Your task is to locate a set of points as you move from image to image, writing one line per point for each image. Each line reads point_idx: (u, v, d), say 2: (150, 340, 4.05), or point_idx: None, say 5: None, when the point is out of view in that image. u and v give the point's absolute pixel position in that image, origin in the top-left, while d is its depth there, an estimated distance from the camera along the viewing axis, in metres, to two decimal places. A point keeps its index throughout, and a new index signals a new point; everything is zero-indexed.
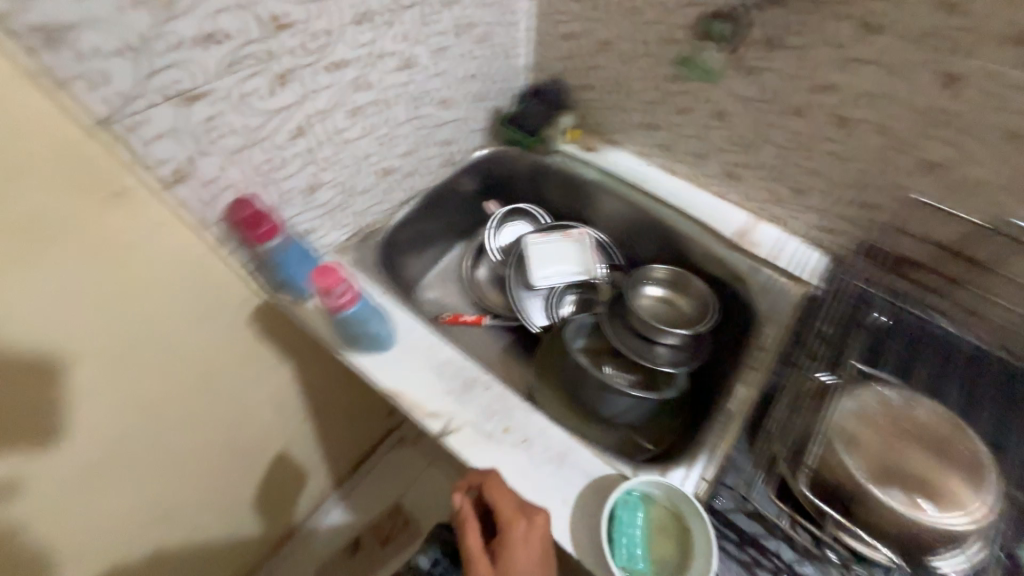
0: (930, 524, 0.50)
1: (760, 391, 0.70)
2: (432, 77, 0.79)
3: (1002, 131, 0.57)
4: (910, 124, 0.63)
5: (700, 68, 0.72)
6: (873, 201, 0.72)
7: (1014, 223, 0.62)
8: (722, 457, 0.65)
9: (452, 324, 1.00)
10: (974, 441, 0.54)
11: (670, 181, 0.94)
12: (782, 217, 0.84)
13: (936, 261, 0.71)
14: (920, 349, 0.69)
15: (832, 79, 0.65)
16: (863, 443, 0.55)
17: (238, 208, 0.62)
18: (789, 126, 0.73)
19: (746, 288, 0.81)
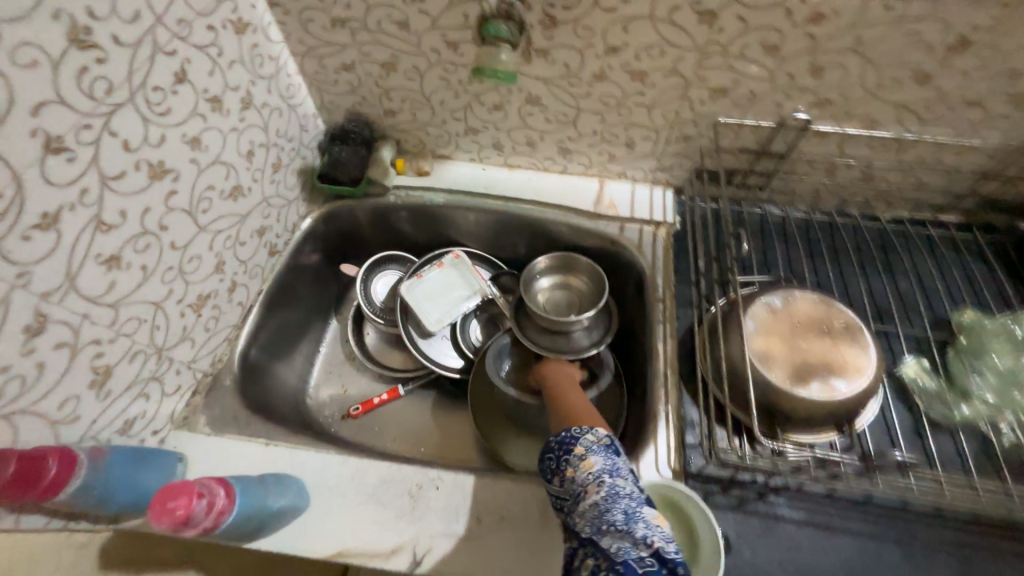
0: (847, 398, 0.56)
1: (678, 338, 0.73)
2: (207, 171, 0.62)
3: (765, 47, 0.63)
4: (696, 61, 0.66)
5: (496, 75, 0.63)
6: (690, 134, 0.77)
7: (797, 117, 0.70)
8: (676, 417, 0.66)
9: (368, 410, 0.88)
10: (844, 312, 0.62)
11: (515, 175, 0.91)
12: (621, 171, 0.87)
13: (754, 164, 0.79)
14: (767, 236, 0.82)
15: (618, 40, 0.65)
16: (774, 354, 0.59)
17: None
18: (598, 93, 0.73)
19: (626, 250, 0.83)
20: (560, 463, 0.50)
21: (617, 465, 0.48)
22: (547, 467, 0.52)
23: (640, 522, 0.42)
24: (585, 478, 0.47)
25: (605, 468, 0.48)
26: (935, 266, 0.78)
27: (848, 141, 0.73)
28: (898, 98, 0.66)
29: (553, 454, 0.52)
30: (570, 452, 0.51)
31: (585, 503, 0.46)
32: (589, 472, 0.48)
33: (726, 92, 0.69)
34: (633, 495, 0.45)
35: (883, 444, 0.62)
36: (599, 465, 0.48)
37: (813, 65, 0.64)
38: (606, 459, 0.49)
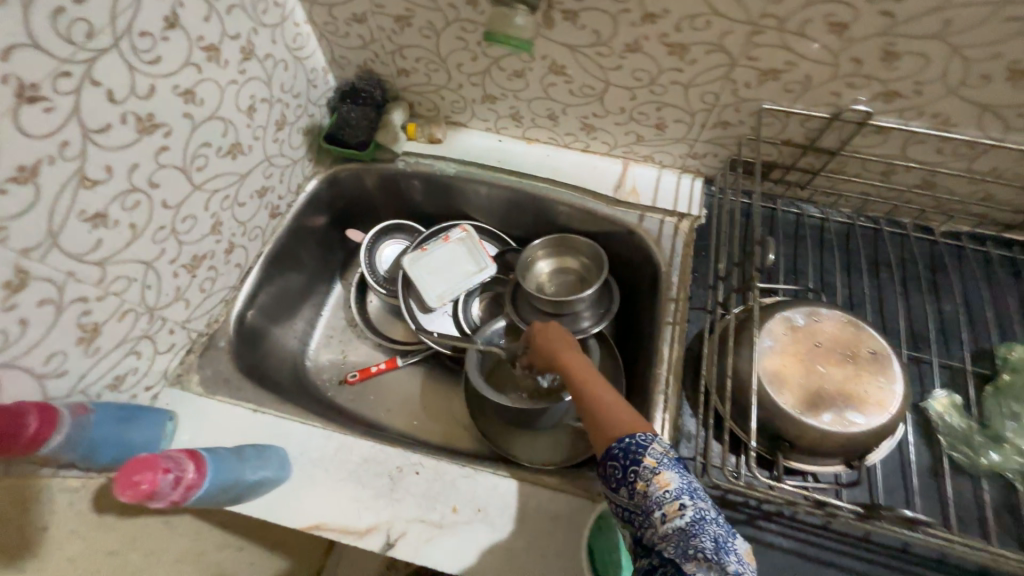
0: (861, 432, 0.52)
1: (686, 343, 0.68)
2: (203, 127, 0.59)
3: (831, 25, 0.54)
4: (746, 36, 0.57)
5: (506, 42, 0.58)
6: (730, 121, 0.69)
7: (856, 110, 0.61)
8: (672, 426, 0.63)
9: (365, 379, 0.88)
10: (873, 338, 0.56)
11: (532, 149, 0.85)
12: (648, 155, 0.80)
13: (797, 160, 0.71)
14: (800, 241, 0.74)
15: (656, 7, 0.57)
16: (786, 376, 0.55)
17: None
18: (630, 67, 0.65)
19: (642, 242, 0.77)
20: (629, 475, 0.44)
21: (694, 483, 0.42)
22: (612, 474, 0.45)
23: (732, 555, 0.38)
24: (660, 498, 0.41)
25: (679, 487, 0.42)
26: (989, 292, 0.69)
27: (912, 142, 0.64)
28: (982, 97, 0.56)
29: (617, 462, 0.46)
30: (638, 462, 0.44)
31: (662, 526, 0.41)
32: (664, 490, 0.42)
33: (776, 75, 0.60)
34: (716, 520, 0.40)
35: (892, 481, 0.58)
36: (672, 483, 0.42)
37: (885, 50, 0.54)
38: (677, 474, 0.43)
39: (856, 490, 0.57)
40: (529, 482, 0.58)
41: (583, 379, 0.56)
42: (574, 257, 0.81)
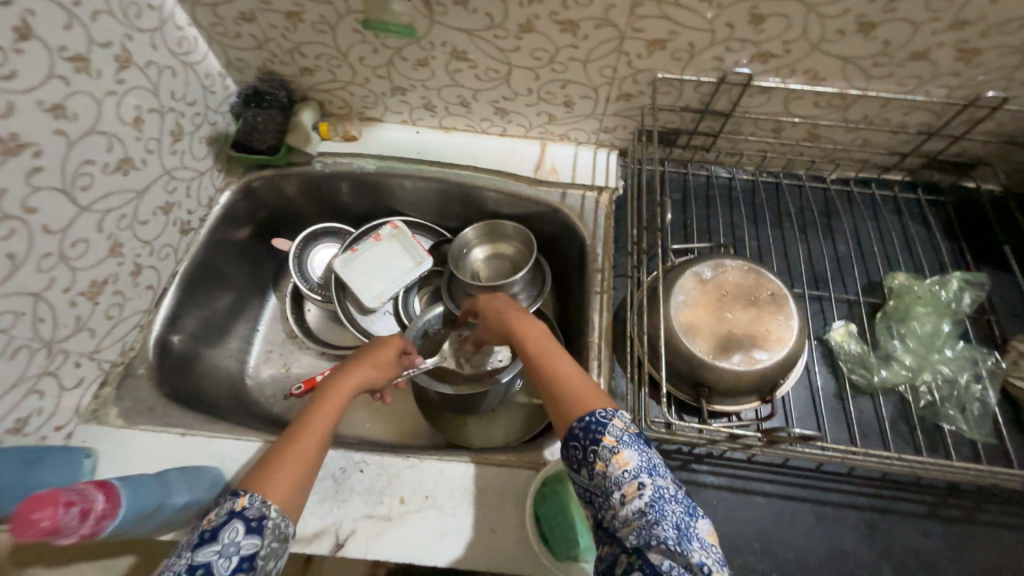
0: (768, 368, 0.56)
1: (614, 309, 0.71)
2: (82, 144, 0.55)
3: None
4: (629, 8, 0.60)
5: (382, 28, 0.63)
6: (630, 93, 0.72)
7: (739, 72, 0.65)
8: (608, 388, 0.66)
9: (310, 390, 0.85)
10: (773, 281, 0.61)
11: (451, 138, 0.85)
12: (563, 133, 0.82)
13: (697, 125, 0.75)
14: (710, 201, 0.79)
15: None
16: (698, 326, 0.58)
17: None
18: (527, 48, 0.67)
19: (567, 218, 0.80)
20: (589, 456, 0.43)
21: (654, 462, 0.42)
22: (573, 454, 0.45)
23: (695, 543, 0.38)
24: (620, 479, 0.41)
25: (640, 467, 0.42)
26: (875, 230, 0.77)
27: (793, 99, 0.69)
28: (841, 52, 0.61)
29: (578, 442, 0.44)
30: (597, 442, 0.43)
31: (623, 510, 0.40)
32: (624, 471, 0.41)
33: (662, 45, 0.64)
34: (676, 500, 0.40)
35: (804, 409, 0.63)
36: (632, 464, 0.42)
37: (752, 13, 0.58)
38: (638, 454, 0.42)
39: (773, 422, 0.62)
40: (473, 461, 0.60)
41: (540, 349, 0.54)
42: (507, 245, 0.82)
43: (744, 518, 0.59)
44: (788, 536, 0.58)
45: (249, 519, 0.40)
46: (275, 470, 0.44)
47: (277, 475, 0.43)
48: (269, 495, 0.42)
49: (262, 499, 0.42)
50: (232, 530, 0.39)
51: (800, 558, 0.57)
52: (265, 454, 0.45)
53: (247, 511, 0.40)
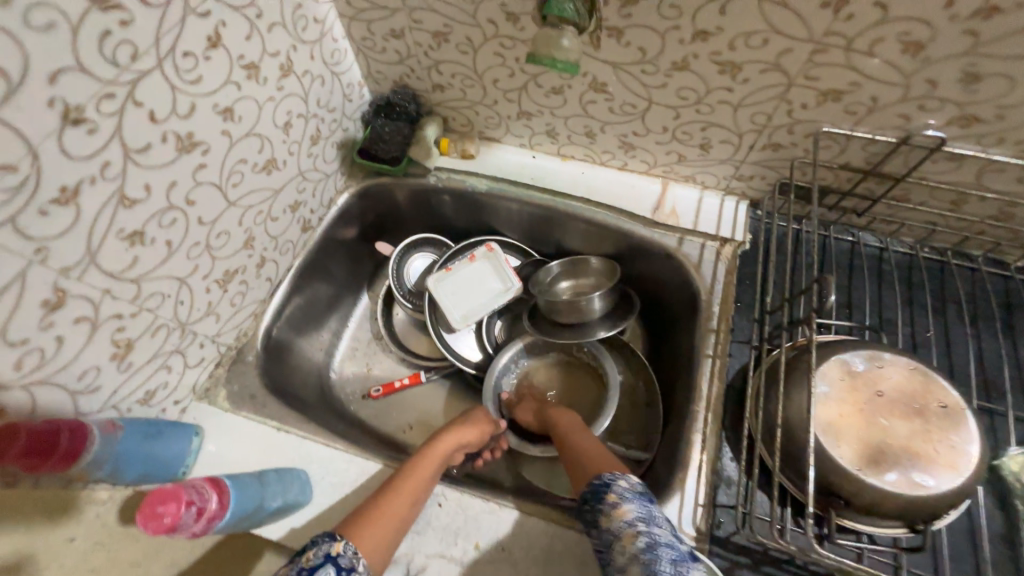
0: (930, 497, 0.47)
1: (726, 378, 0.64)
2: (241, 145, 0.59)
3: (906, 43, 0.49)
4: (808, 55, 0.53)
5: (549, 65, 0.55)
6: (781, 142, 0.64)
7: (932, 137, 0.56)
8: (712, 471, 0.58)
9: (387, 394, 0.86)
10: (946, 391, 0.51)
11: (566, 166, 0.82)
12: (688, 175, 0.76)
13: (855, 185, 0.65)
14: (854, 271, 0.69)
15: (707, 25, 0.54)
16: (843, 428, 0.50)
17: (26, 461, 0.43)
18: (675, 86, 0.62)
19: (681, 267, 0.73)
20: (593, 510, 0.49)
21: (653, 516, 0.46)
22: (584, 513, 0.50)
23: None
24: (619, 529, 0.45)
25: (637, 517, 0.46)
26: None
27: (989, 171, 0.58)
28: None
29: (589, 504, 0.50)
30: (602, 498, 0.49)
31: (625, 558, 0.44)
32: (623, 521, 0.46)
33: (837, 96, 0.56)
34: (673, 549, 0.43)
35: (961, 547, 0.52)
36: (631, 515, 0.46)
37: (966, 72, 0.49)
38: (637, 506, 0.47)
39: (917, 556, 0.52)
40: (556, 522, 0.55)
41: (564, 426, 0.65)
42: (588, 281, 0.81)
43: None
44: None
45: (341, 566, 0.45)
46: (368, 526, 0.49)
47: (369, 528, 0.49)
48: (360, 547, 0.47)
49: (354, 550, 0.47)
50: (326, 573, 0.44)
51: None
52: (362, 506, 0.51)
53: (339, 558, 0.45)
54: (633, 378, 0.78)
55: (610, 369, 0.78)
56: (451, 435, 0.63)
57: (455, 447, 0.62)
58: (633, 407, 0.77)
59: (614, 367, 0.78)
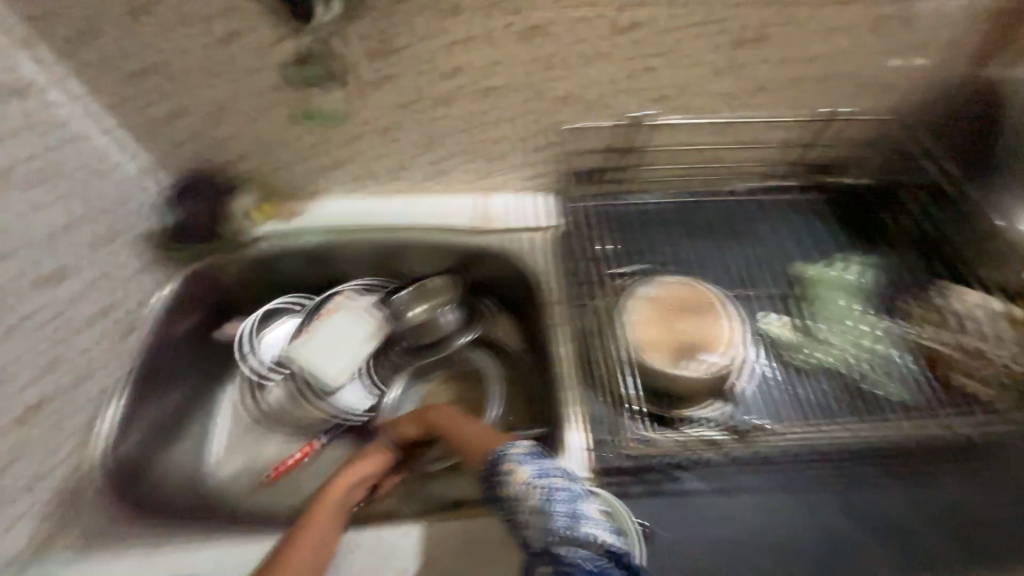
0: (721, 369, 0.62)
1: (574, 338, 0.73)
2: None
3: (594, 53, 0.67)
4: (538, 72, 0.69)
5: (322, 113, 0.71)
6: (550, 141, 0.80)
7: (638, 115, 0.77)
8: (585, 416, 0.67)
9: (279, 476, 0.80)
10: (708, 288, 0.68)
11: (393, 202, 0.88)
12: (498, 184, 0.88)
13: (616, 161, 0.83)
14: (642, 224, 0.85)
15: (452, 63, 0.67)
16: (652, 342, 0.65)
17: None
18: (454, 114, 0.74)
19: (514, 259, 0.84)
20: (496, 483, 0.52)
21: (548, 467, 0.50)
22: (487, 489, 0.53)
23: (586, 521, 0.47)
24: (521, 491, 0.49)
25: (535, 473, 0.50)
26: (788, 234, 0.85)
27: (686, 129, 0.80)
28: (714, 88, 0.74)
29: (489, 479, 0.53)
30: (502, 469, 0.52)
31: (529, 513, 0.48)
32: (522, 483, 0.50)
33: (571, 98, 0.73)
34: (569, 490, 0.49)
35: (762, 399, 0.69)
36: (531, 474, 0.50)
37: (638, 66, 0.70)
38: (534, 465, 0.51)
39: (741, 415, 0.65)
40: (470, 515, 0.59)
41: (455, 426, 0.64)
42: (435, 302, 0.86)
43: (739, 528, 0.59)
44: (784, 527, 0.59)
45: None
46: None
47: None
48: None
49: None
50: None
51: (800, 559, 0.58)
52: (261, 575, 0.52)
53: None
54: (512, 368, 0.87)
55: (491, 369, 0.87)
56: (346, 473, 0.65)
57: (353, 483, 0.64)
58: (519, 393, 0.85)
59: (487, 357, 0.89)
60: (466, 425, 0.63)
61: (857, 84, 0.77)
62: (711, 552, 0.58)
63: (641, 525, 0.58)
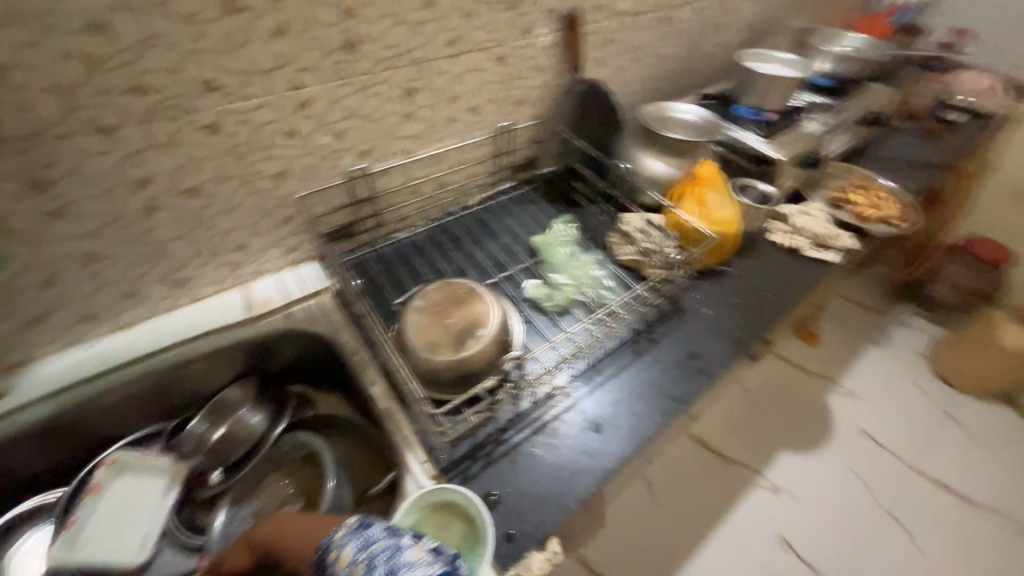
0: (492, 336, 0.72)
1: (381, 373, 0.79)
2: None
3: (284, 132, 0.73)
4: (236, 161, 0.71)
5: None
6: (288, 215, 0.84)
7: (357, 168, 0.86)
8: (412, 435, 0.72)
9: None
10: (463, 280, 0.79)
11: (136, 333, 0.80)
12: (255, 271, 0.87)
13: (359, 213, 0.93)
14: (406, 257, 0.97)
15: (139, 176, 0.64)
16: (437, 341, 0.72)
17: None
18: (164, 223, 0.71)
19: (300, 331, 0.85)
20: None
21: (367, 535, 0.51)
22: None
23: (402, 569, 0.47)
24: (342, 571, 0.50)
25: (357, 547, 0.51)
26: (519, 222, 1.08)
27: (406, 170, 0.94)
28: (409, 132, 0.88)
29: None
30: (326, 561, 0.51)
31: None
32: (343, 564, 0.50)
33: (285, 174, 0.78)
34: (389, 549, 0.49)
35: (544, 344, 0.83)
36: (354, 550, 0.51)
37: (333, 132, 0.78)
38: (355, 540, 0.51)
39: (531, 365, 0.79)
40: None
41: (281, 533, 0.59)
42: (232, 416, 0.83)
43: (561, 451, 0.71)
44: (589, 430, 0.74)
45: None
46: None
47: None
48: None
49: None
50: None
51: (609, 445, 0.72)
52: None
53: None
54: (344, 436, 0.84)
55: (321, 447, 0.82)
56: None
57: None
58: (357, 452, 0.83)
59: (316, 440, 0.84)
60: (294, 525, 0.59)
61: (513, 103, 1.01)
62: (550, 483, 0.67)
63: (490, 496, 0.66)
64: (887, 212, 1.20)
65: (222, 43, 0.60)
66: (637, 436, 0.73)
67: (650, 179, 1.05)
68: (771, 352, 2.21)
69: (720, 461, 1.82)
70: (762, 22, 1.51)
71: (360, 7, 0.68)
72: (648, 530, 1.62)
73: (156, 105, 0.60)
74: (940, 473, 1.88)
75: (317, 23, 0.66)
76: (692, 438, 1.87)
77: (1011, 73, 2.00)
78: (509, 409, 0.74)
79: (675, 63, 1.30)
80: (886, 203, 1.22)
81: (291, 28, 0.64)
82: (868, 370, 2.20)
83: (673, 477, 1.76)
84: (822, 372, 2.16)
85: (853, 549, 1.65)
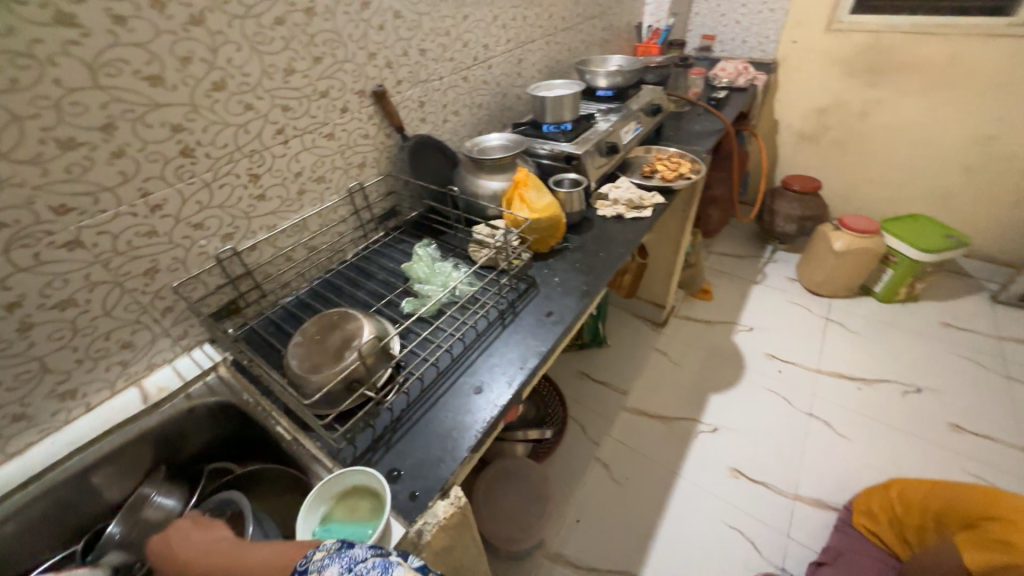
0: (367, 340, 0.85)
1: (283, 411, 0.88)
2: None
3: (144, 234, 0.85)
4: (104, 268, 0.82)
5: None
6: (168, 305, 0.93)
7: (225, 250, 0.99)
8: (318, 451, 0.81)
9: None
10: (336, 310, 0.93)
11: (32, 453, 0.83)
12: (147, 366, 0.95)
13: (239, 289, 1.05)
14: (294, 314, 1.10)
15: (10, 299, 0.73)
16: (319, 362, 0.84)
17: None
18: (42, 337, 0.78)
19: (203, 405, 0.93)
20: None
21: (353, 555, 0.54)
22: None
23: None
24: None
25: (341, 567, 0.53)
26: (391, 258, 1.25)
27: (273, 242, 1.08)
28: (266, 210, 1.04)
29: None
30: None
31: None
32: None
33: (155, 269, 0.89)
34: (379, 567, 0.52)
35: (424, 343, 0.98)
36: (339, 568, 0.53)
37: (191, 224, 0.91)
38: (340, 559, 0.54)
39: (414, 362, 0.92)
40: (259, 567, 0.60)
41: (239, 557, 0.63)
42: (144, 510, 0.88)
43: (450, 417, 0.83)
44: (474, 395, 0.87)
45: None
46: None
47: None
48: None
49: None
50: None
51: (490, 400, 0.86)
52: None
53: None
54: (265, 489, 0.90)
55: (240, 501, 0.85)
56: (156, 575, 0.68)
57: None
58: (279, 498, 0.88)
59: (235, 497, 0.87)
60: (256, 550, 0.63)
61: (356, 167, 1.21)
62: (444, 443, 0.79)
63: (393, 472, 0.76)
64: (685, 169, 1.53)
65: (66, 173, 0.73)
66: (511, 385, 0.88)
67: (490, 195, 1.26)
68: (677, 315, 2.49)
69: (661, 422, 1.98)
70: (553, 63, 1.91)
71: (187, 122, 0.85)
72: (616, 506, 1.71)
73: (15, 235, 0.71)
74: (837, 366, 2.19)
75: (151, 141, 0.81)
76: (632, 410, 2.03)
77: (756, 56, 2.61)
78: (401, 401, 0.87)
79: (489, 107, 1.60)
80: (682, 163, 1.57)
81: (128, 150, 0.79)
82: (757, 305, 2.54)
83: (625, 450, 1.88)
84: (722, 318, 2.47)
85: (791, 456, 1.84)
